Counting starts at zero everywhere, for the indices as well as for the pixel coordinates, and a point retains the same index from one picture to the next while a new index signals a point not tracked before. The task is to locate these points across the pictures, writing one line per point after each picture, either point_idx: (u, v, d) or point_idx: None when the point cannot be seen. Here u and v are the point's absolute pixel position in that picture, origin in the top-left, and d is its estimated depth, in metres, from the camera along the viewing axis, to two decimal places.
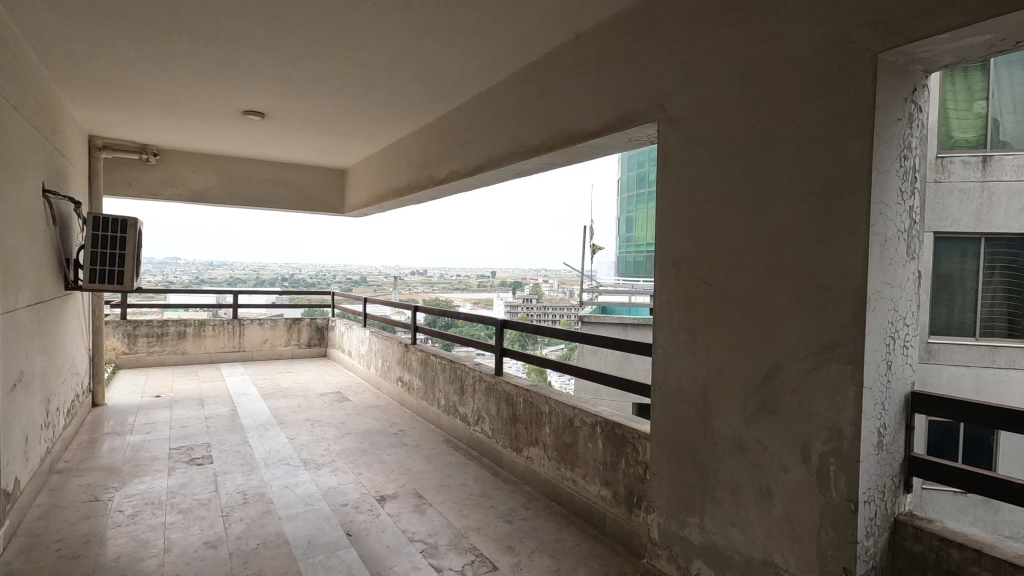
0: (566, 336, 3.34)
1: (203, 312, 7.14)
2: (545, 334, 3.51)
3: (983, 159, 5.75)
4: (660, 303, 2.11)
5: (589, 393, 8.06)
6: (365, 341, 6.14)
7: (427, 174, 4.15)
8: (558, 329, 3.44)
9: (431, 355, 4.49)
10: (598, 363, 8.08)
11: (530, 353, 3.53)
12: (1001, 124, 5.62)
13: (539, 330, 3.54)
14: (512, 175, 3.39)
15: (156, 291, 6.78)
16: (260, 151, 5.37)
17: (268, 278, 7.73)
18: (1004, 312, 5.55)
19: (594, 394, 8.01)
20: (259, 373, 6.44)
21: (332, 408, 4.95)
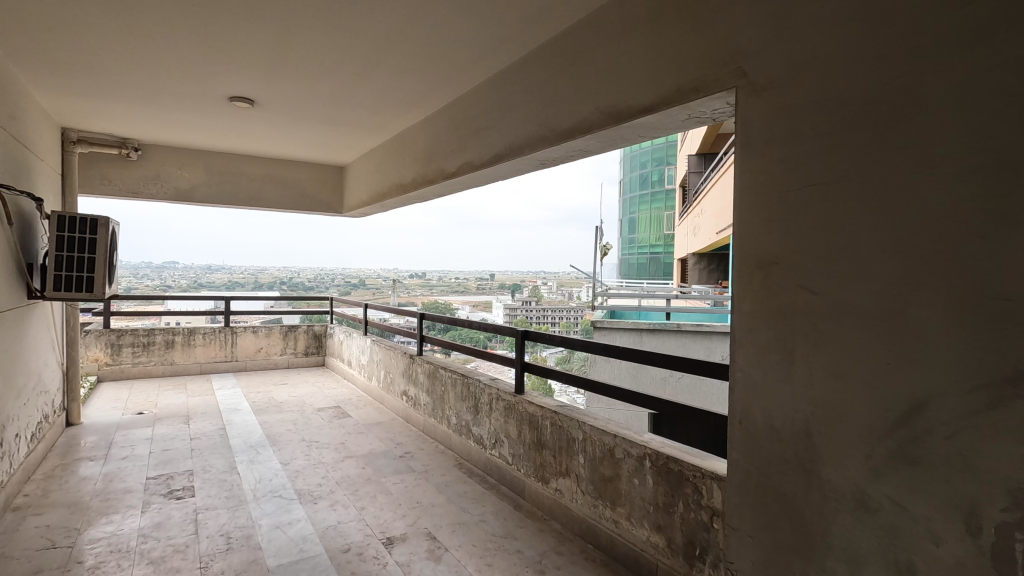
0: (600, 350, 2.91)
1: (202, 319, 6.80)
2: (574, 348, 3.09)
3: None
4: (740, 316, 1.69)
5: (601, 405, 7.42)
6: (366, 350, 5.72)
7: (435, 167, 3.74)
8: (587, 341, 3.02)
9: (440, 368, 4.06)
10: (611, 373, 7.46)
11: (555, 369, 3.11)
12: None
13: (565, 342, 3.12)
14: (534, 166, 2.99)
15: (154, 295, 6.46)
16: (251, 146, 4.95)
17: (267, 283, 7.37)
18: None
19: (606, 408, 7.34)
20: (253, 385, 6.00)
21: (331, 425, 4.52)
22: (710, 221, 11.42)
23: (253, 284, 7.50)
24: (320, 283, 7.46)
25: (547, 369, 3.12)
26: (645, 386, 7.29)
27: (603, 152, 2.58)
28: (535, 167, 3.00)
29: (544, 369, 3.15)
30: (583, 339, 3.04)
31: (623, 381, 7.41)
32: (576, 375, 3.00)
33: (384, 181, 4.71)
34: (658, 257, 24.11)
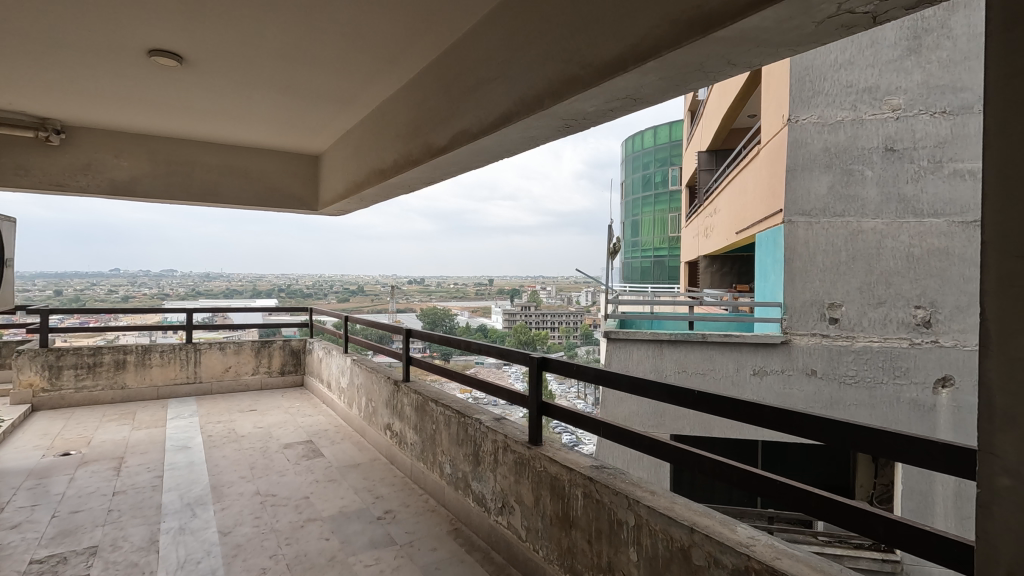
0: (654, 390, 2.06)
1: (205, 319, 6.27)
2: (613, 383, 2.23)
3: None
4: (1013, 361, 0.84)
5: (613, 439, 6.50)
6: (346, 371, 4.89)
7: (420, 144, 2.91)
8: (630, 377, 2.16)
9: (430, 400, 3.21)
10: (626, 410, 6.50)
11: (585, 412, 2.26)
12: None
13: (600, 374, 2.28)
14: (554, 130, 2.16)
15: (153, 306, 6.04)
16: (203, 128, 4.12)
17: (265, 290, 6.82)
18: None
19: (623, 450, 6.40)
20: (214, 413, 5.12)
21: (296, 469, 3.65)
22: (727, 219, 10.55)
23: (250, 290, 6.87)
24: (319, 290, 7.04)
25: (574, 413, 2.26)
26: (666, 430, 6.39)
27: (659, 95, 1.76)
28: (557, 132, 2.17)
29: (569, 413, 2.29)
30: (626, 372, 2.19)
31: (639, 420, 6.49)
32: (614, 423, 2.14)
33: (360, 168, 3.88)
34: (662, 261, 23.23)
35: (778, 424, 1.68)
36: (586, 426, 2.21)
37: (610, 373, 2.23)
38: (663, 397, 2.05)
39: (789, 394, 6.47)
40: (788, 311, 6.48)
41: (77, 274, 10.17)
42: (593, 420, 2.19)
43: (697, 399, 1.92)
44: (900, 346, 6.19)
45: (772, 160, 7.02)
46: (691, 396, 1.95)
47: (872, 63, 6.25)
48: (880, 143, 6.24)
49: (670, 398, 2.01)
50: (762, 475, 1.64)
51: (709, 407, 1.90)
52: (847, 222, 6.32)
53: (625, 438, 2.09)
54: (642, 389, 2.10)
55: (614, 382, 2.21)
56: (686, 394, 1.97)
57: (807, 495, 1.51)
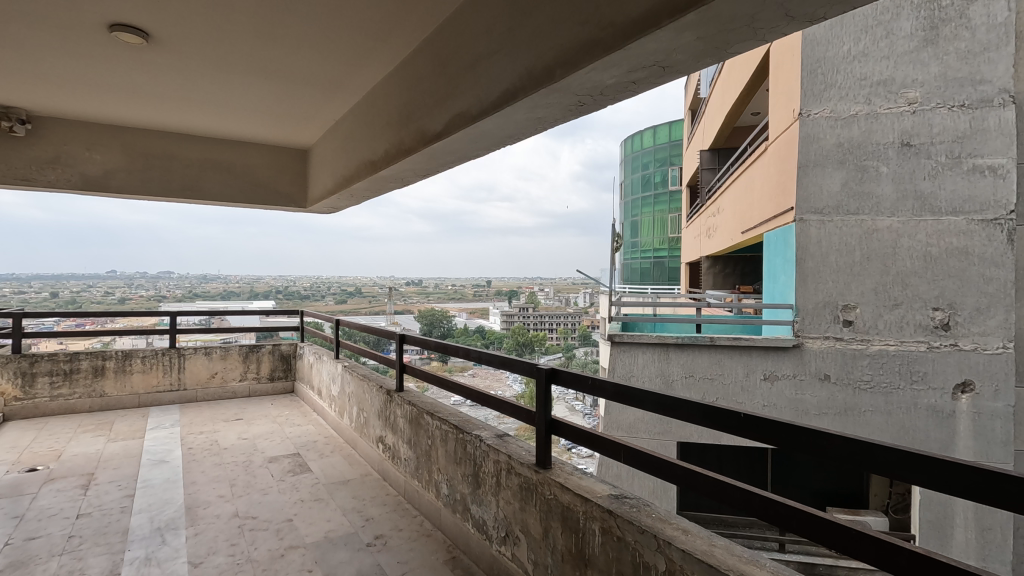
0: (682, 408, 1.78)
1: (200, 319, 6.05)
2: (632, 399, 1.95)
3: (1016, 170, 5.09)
4: None
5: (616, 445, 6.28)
6: (337, 378, 4.61)
7: (412, 130, 2.63)
8: (655, 394, 1.86)
9: (425, 413, 2.94)
10: (631, 419, 6.22)
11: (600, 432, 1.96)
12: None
13: (619, 390, 1.98)
14: (565, 109, 1.89)
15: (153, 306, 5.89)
16: (182, 118, 3.84)
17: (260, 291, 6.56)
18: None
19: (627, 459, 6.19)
20: (197, 423, 4.82)
21: (280, 486, 3.36)
22: (731, 219, 10.28)
23: (248, 291, 6.61)
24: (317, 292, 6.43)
25: (588, 434, 1.96)
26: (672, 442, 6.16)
27: (692, 61, 1.49)
28: (568, 110, 1.90)
29: (583, 435, 1.99)
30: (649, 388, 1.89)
31: (644, 429, 6.24)
32: (635, 448, 1.84)
33: (350, 161, 3.60)
34: (662, 262, 22.97)
35: (849, 456, 1.36)
36: (603, 449, 1.91)
37: (631, 388, 1.93)
38: (696, 418, 1.73)
39: (801, 400, 6.20)
40: (800, 312, 6.22)
41: (64, 275, 9.89)
42: (610, 442, 1.89)
43: (739, 421, 1.61)
44: (917, 349, 5.92)
45: (781, 157, 6.77)
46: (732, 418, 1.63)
47: (887, 55, 6.00)
48: (896, 137, 5.98)
49: (706, 419, 1.70)
50: (832, 520, 1.31)
51: (754, 431, 1.58)
52: (861, 220, 6.06)
53: (647, 465, 1.78)
54: (670, 408, 1.79)
55: (636, 399, 1.91)
56: (723, 414, 1.65)
57: (898, 551, 1.16)
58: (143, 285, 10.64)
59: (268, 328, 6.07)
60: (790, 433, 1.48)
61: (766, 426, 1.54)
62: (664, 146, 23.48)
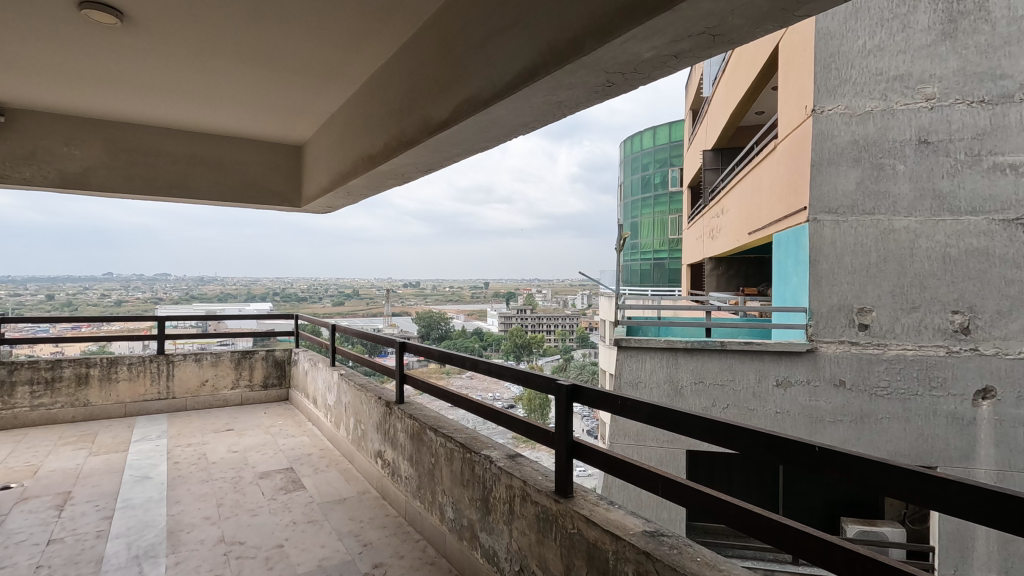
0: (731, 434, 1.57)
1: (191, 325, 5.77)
2: (668, 421, 1.72)
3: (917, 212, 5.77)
4: None
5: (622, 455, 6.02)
6: (333, 387, 4.37)
7: (414, 120, 2.41)
8: (699, 418, 1.67)
9: (428, 428, 2.71)
10: (638, 426, 5.96)
11: (634, 459, 1.74)
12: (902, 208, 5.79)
13: (656, 413, 1.77)
14: (590, 90, 1.67)
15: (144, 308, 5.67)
16: (169, 110, 3.62)
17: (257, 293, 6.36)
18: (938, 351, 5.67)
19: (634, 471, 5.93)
20: (185, 434, 4.58)
21: (270, 506, 3.12)
22: (737, 220, 10.07)
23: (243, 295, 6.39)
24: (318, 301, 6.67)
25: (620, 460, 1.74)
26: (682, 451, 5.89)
27: (748, 26, 1.28)
28: (593, 92, 1.69)
29: (613, 462, 1.77)
30: (693, 412, 1.69)
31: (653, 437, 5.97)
32: (676, 480, 1.62)
33: (346, 156, 3.37)
34: (662, 263, 22.75)
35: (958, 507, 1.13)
36: (638, 480, 1.69)
37: (673, 412, 1.72)
38: (757, 448, 1.53)
39: (816, 407, 5.97)
40: (814, 316, 6.01)
41: (54, 277, 9.64)
42: (648, 472, 1.68)
43: (810, 457, 1.41)
44: (936, 355, 5.71)
45: (793, 155, 6.57)
46: (801, 452, 1.43)
47: (904, 50, 5.81)
48: (913, 134, 5.78)
49: (769, 451, 1.49)
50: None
51: (828, 470, 1.38)
52: (877, 220, 5.84)
53: (693, 501, 1.56)
54: (724, 437, 1.59)
55: (678, 424, 1.70)
56: (789, 447, 1.45)
57: None
58: (138, 288, 10.42)
59: (262, 332, 5.85)
60: (876, 474, 1.28)
61: (845, 465, 1.34)
62: (664, 147, 23.28)
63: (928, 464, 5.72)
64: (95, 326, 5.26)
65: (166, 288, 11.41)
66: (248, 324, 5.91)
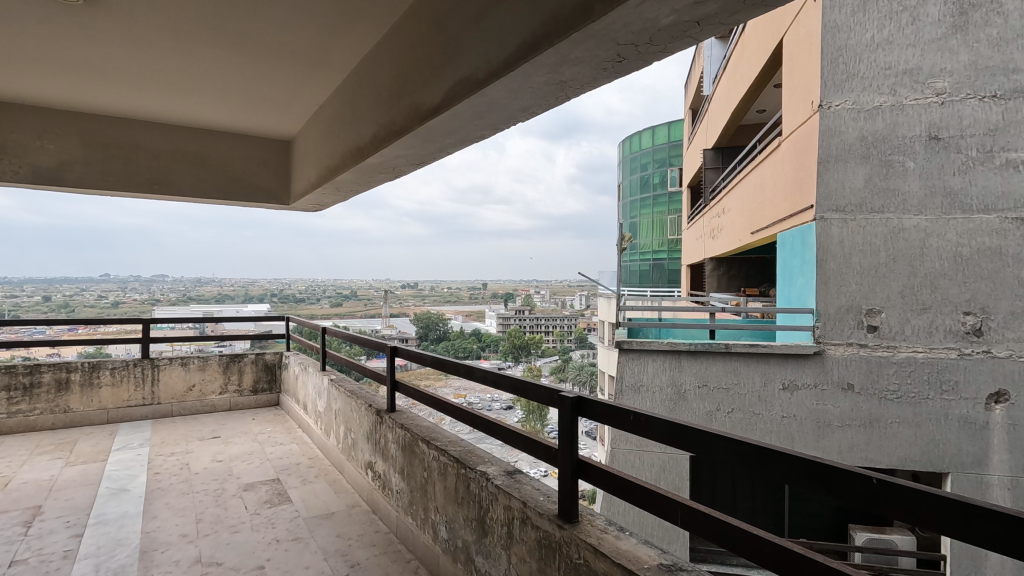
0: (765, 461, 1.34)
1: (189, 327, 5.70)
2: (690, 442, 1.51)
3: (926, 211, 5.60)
4: None
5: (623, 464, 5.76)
6: (324, 392, 4.18)
7: (404, 108, 2.22)
8: (727, 439, 1.45)
9: (420, 441, 2.52)
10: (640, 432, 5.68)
11: (650, 484, 1.53)
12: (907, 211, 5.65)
13: (675, 431, 1.56)
14: (598, 67, 1.50)
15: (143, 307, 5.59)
16: (146, 99, 3.43)
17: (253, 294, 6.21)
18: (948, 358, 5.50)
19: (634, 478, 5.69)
20: (169, 442, 4.38)
21: (253, 522, 2.93)
22: (739, 219, 9.90)
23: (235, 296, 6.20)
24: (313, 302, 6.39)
25: (632, 485, 1.55)
26: (687, 460, 5.60)
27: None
28: (601, 70, 1.53)
29: (625, 486, 1.57)
30: (720, 432, 1.47)
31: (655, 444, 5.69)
32: (699, 510, 1.40)
33: (334, 149, 3.18)
34: (662, 263, 22.57)
35: None
36: (655, 508, 1.48)
37: (696, 431, 1.51)
38: (798, 478, 1.29)
39: (823, 411, 5.80)
40: (821, 317, 5.84)
41: (46, 279, 9.45)
42: (666, 500, 1.47)
43: (865, 491, 1.17)
44: (947, 357, 5.53)
45: (798, 152, 6.40)
46: (852, 486, 1.18)
47: (913, 43, 5.64)
48: (923, 130, 5.61)
49: (812, 482, 1.26)
50: None
51: (888, 508, 1.14)
52: (887, 218, 5.67)
53: (719, 536, 1.34)
54: (759, 463, 1.36)
55: (701, 446, 1.49)
56: (838, 478, 1.21)
57: None
58: (135, 289, 10.25)
59: (256, 334, 5.70)
60: (954, 517, 1.04)
61: (911, 503, 1.10)
62: (663, 146, 23.10)
63: (939, 469, 5.56)
64: (88, 329, 5.05)
65: (161, 289, 11.24)
66: (244, 326, 5.81)
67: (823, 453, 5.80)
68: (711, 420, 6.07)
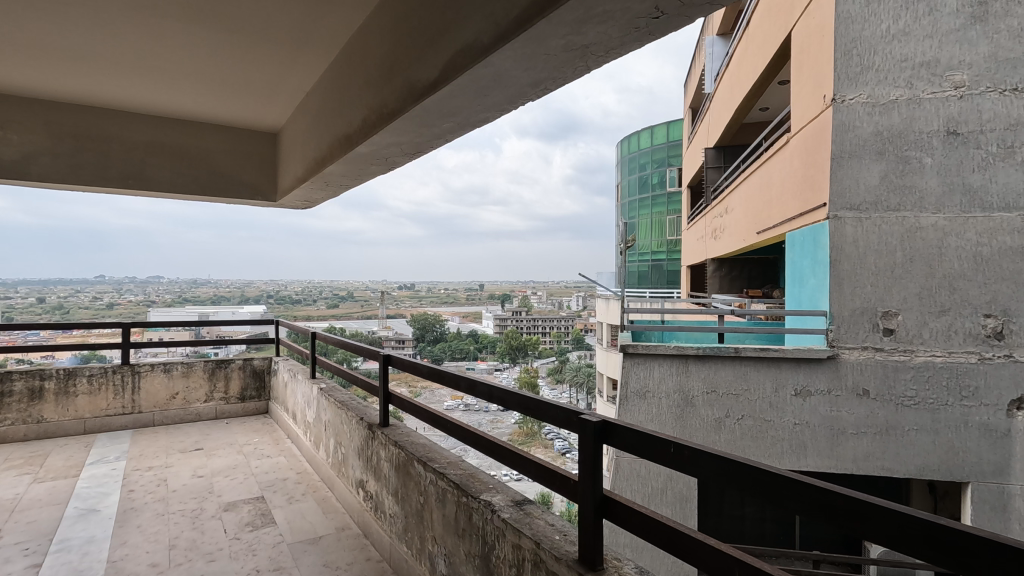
0: (861, 518, 0.99)
1: (184, 331, 5.49)
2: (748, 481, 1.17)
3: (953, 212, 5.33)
4: None
5: (626, 473, 5.47)
6: (313, 402, 3.92)
7: (397, 87, 1.96)
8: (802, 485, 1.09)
9: (416, 462, 2.27)
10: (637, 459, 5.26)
11: (697, 532, 1.22)
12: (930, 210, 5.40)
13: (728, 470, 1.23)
14: (628, 21, 1.25)
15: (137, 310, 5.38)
16: (117, 84, 3.16)
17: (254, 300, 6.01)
18: (968, 364, 5.29)
19: (639, 487, 5.39)
20: (148, 454, 4.10)
21: (231, 549, 2.66)
22: (743, 218, 9.66)
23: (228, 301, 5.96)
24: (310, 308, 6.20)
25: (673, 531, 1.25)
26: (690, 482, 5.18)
27: None
28: (631, 29, 1.29)
29: (662, 531, 1.28)
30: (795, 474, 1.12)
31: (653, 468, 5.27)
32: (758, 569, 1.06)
33: (321, 140, 2.92)
34: (661, 265, 22.31)
35: None
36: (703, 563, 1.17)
37: (758, 471, 1.16)
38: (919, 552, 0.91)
39: (837, 417, 5.56)
40: (835, 320, 5.59)
41: (43, 280, 9.30)
42: (718, 555, 1.14)
43: None
44: (967, 362, 5.30)
45: (809, 149, 6.17)
46: (998, 563, 0.83)
47: (931, 34, 5.41)
48: (941, 125, 5.38)
49: (937, 556, 0.89)
50: None
51: None
52: (903, 217, 5.44)
53: None
54: (850, 518, 1.00)
55: (767, 492, 1.14)
56: (979, 558, 0.85)
57: None
58: (131, 291, 10.03)
59: (249, 339, 5.47)
60: None
61: None
62: (663, 146, 22.88)
63: (959, 478, 5.31)
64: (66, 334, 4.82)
65: (155, 291, 10.96)
66: (239, 330, 5.59)
67: (837, 461, 5.58)
68: (719, 427, 5.81)
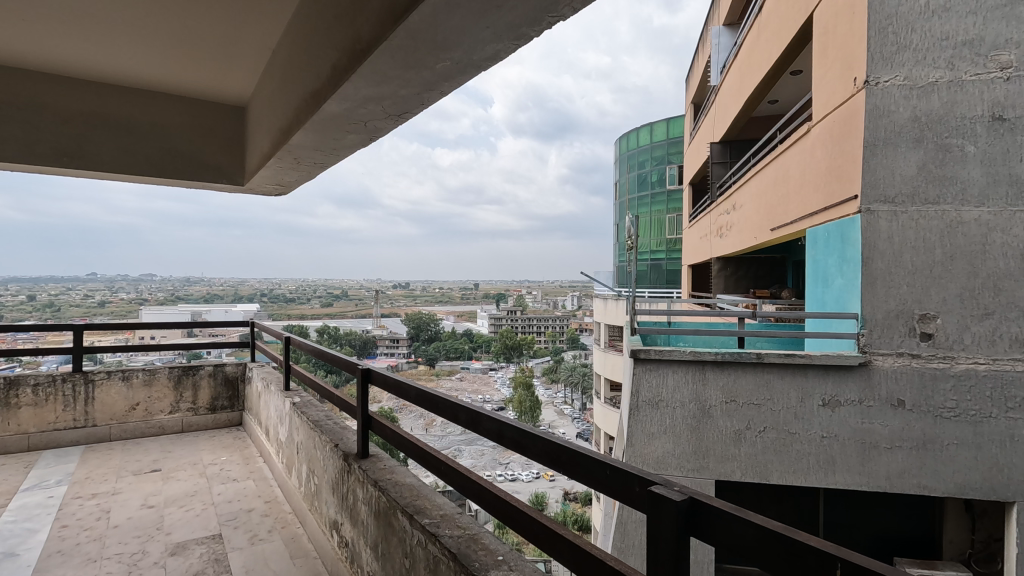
0: None
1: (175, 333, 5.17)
2: None
3: (996, 205, 4.85)
4: None
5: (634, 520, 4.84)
6: (285, 419, 3.39)
7: (372, 10, 1.44)
8: None
9: (399, 513, 1.75)
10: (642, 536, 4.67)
11: None
12: (971, 201, 4.90)
13: None
14: None
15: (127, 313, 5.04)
16: (40, 40, 2.60)
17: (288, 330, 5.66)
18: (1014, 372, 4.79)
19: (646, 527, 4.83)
20: (95, 478, 3.55)
21: None
22: (753, 215, 9.18)
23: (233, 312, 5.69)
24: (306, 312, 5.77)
25: None
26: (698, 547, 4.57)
27: None
28: None
29: None
30: None
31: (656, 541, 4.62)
32: None
33: (288, 104, 2.40)
34: (661, 264, 21.74)
35: None
36: None
37: None
38: None
39: (869, 430, 5.06)
40: (867, 324, 5.10)
41: (25, 278, 8.84)
42: None
43: None
44: (1014, 370, 4.80)
45: (836, 137, 5.68)
46: None
47: (975, 10, 4.92)
48: (985, 110, 4.89)
49: None
50: None
51: None
52: (943, 210, 4.95)
53: None
54: None
55: None
56: None
57: None
58: (119, 288, 9.57)
59: (225, 343, 4.96)
60: None
61: None
62: (663, 144, 22.33)
63: (1004, 498, 4.80)
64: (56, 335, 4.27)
65: (144, 288, 10.57)
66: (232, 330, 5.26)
67: (868, 479, 5.06)
68: (739, 441, 5.31)
